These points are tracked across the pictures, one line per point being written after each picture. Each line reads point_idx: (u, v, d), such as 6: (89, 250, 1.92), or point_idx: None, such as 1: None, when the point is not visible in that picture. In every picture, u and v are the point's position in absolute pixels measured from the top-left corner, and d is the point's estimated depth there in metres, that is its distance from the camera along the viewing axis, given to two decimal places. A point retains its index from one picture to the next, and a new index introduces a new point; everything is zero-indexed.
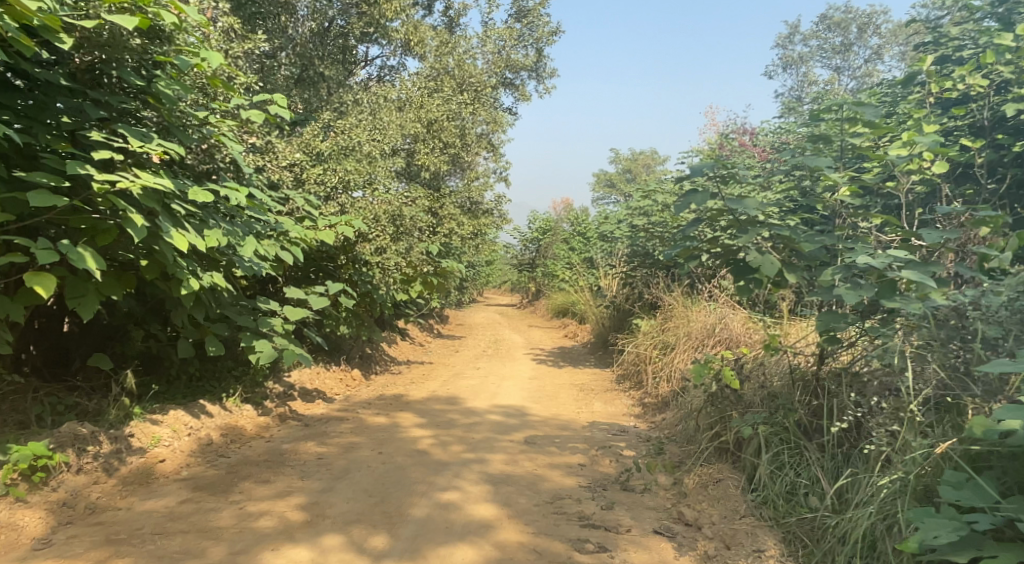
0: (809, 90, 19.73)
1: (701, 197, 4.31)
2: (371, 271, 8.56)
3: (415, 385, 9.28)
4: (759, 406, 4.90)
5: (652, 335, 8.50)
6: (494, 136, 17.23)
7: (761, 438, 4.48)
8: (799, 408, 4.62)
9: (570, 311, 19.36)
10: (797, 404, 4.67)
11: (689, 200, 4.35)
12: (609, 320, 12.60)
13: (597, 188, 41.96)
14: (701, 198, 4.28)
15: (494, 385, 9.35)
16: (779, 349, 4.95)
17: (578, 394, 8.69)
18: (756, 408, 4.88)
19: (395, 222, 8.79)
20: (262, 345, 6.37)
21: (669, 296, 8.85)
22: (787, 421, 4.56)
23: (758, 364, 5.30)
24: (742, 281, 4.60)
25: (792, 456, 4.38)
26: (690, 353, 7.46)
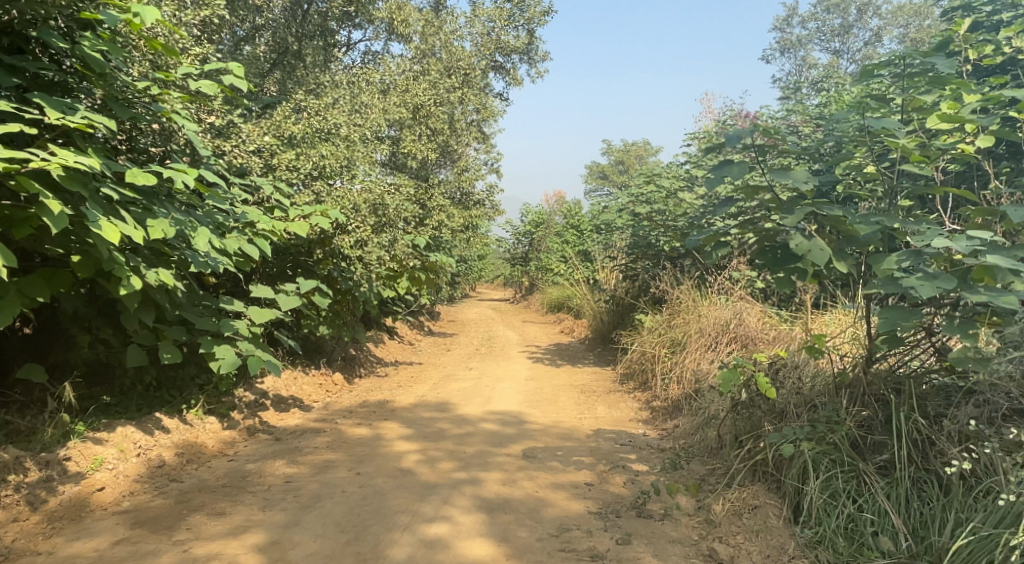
0: (810, 73, 19.02)
1: (738, 167, 3.56)
2: (352, 267, 7.82)
3: (402, 389, 8.56)
4: (797, 418, 4.24)
5: (659, 333, 7.81)
6: (484, 124, 16.49)
7: (809, 459, 3.83)
8: (847, 420, 4.01)
9: (566, 306, 18.65)
10: (845, 415, 4.06)
11: (722, 170, 3.59)
12: (609, 315, 11.90)
13: (590, 180, 41.22)
14: (740, 170, 3.51)
15: (488, 388, 8.63)
16: (819, 351, 4.27)
17: (578, 397, 7.99)
18: (793, 420, 4.22)
19: (379, 212, 8.05)
20: (223, 351, 5.64)
21: (676, 290, 8.16)
22: (836, 437, 3.92)
23: (791, 367, 4.62)
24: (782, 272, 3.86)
25: (849, 482, 3.75)
26: (703, 353, 6.77)
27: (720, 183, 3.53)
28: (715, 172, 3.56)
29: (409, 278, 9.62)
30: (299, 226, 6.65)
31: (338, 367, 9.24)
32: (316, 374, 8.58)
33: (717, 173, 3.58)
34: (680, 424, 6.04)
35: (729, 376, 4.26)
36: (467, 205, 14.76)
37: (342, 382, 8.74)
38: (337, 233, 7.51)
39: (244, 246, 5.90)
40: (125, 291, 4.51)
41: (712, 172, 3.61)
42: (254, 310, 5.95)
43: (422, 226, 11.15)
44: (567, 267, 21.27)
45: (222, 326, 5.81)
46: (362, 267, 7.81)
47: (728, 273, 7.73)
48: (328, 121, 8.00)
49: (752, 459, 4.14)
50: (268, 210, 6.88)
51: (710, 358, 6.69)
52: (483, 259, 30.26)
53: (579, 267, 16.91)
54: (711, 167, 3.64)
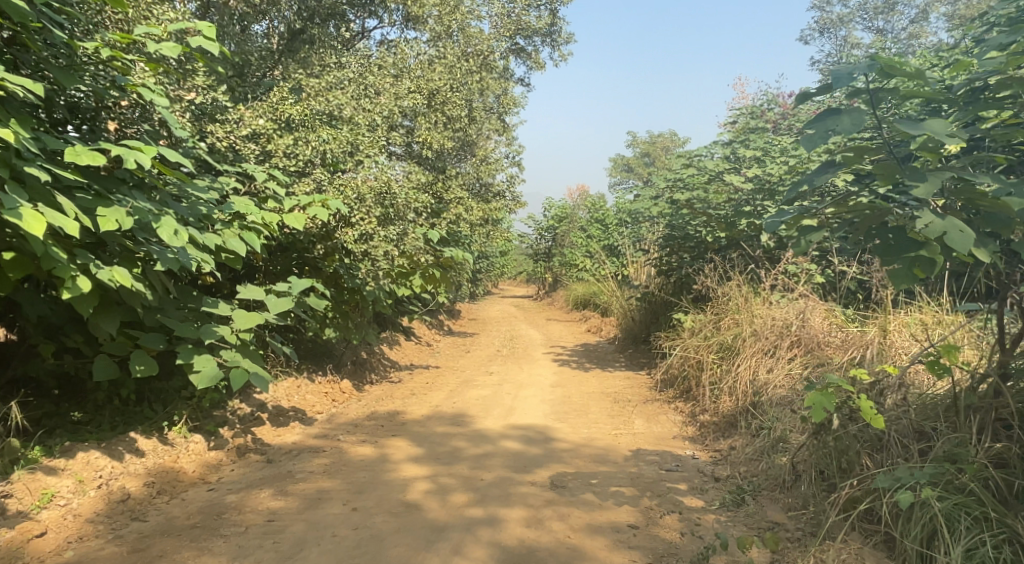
0: (850, 54, 17.96)
1: (848, 117, 2.70)
2: (358, 264, 7.00)
3: (415, 398, 7.75)
4: (914, 461, 3.41)
5: (705, 335, 6.97)
6: (505, 112, 15.64)
7: (942, 514, 3.00)
8: (985, 461, 3.22)
9: (593, 303, 17.73)
10: (980, 453, 3.27)
11: (826, 121, 2.73)
12: (642, 314, 11.03)
13: (614, 173, 40.16)
14: (855, 118, 2.66)
15: (510, 397, 7.80)
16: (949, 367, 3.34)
17: (612, 408, 7.12)
18: (910, 463, 3.41)
19: (390, 203, 7.20)
20: (201, 362, 4.84)
21: (722, 288, 7.26)
22: (974, 485, 3.12)
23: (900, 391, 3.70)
24: (896, 264, 2.97)
25: (1000, 549, 2.90)
26: (761, 361, 5.95)
27: (824, 138, 2.68)
28: (816, 124, 2.70)
29: (423, 275, 8.81)
30: (296, 218, 5.88)
31: (347, 374, 8.47)
32: (324, 382, 7.83)
33: (819, 125, 2.71)
34: (737, 446, 5.15)
35: (820, 396, 3.34)
36: (487, 198, 13.95)
37: (352, 390, 7.97)
38: (341, 225, 6.71)
39: (228, 240, 5.13)
40: (68, 295, 3.75)
41: (811, 124, 2.75)
42: (240, 313, 5.13)
43: (437, 221, 10.36)
44: (592, 262, 20.37)
45: (203, 332, 5.02)
46: (370, 264, 6.98)
47: (783, 269, 6.93)
48: (331, 102, 7.20)
49: (857, 510, 3.36)
50: (260, 200, 6.07)
51: (769, 367, 5.87)
52: (505, 255, 29.43)
53: (606, 262, 16.02)
54: (810, 117, 2.78)
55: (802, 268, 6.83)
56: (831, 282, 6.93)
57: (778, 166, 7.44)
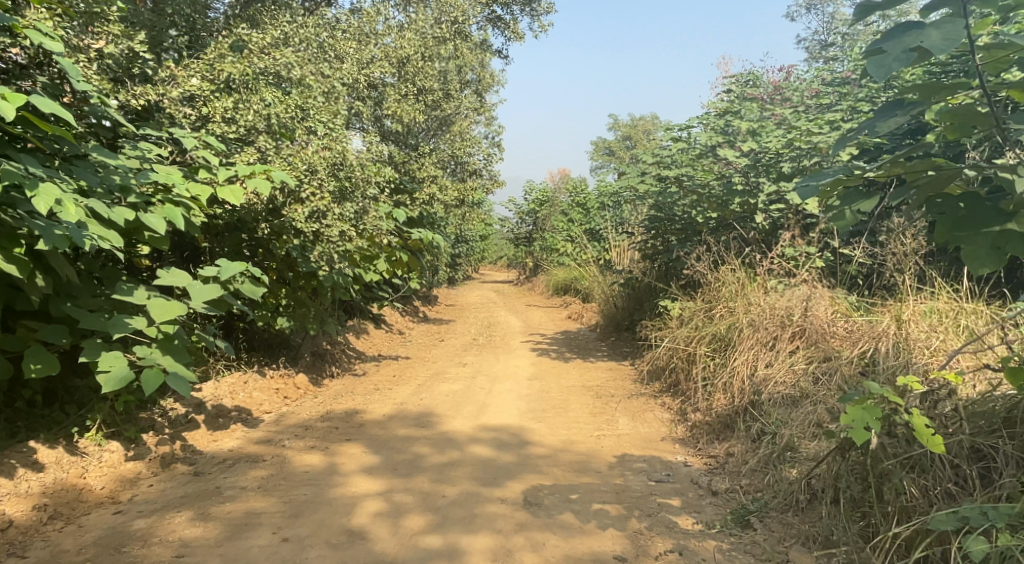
0: (838, 29, 17.33)
1: (935, 31, 2.15)
2: (310, 244, 6.21)
3: (378, 394, 7.03)
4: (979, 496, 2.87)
5: (696, 326, 6.31)
6: (482, 87, 14.83)
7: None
8: None
9: (574, 289, 17.06)
10: None
11: (903, 37, 2.19)
12: (626, 301, 10.37)
13: (596, 156, 39.39)
14: (946, 33, 2.12)
15: (483, 392, 7.11)
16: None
17: (594, 405, 6.45)
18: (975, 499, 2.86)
19: (346, 176, 6.43)
20: (110, 360, 4.10)
21: (713, 273, 6.60)
22: None
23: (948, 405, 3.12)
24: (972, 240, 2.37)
25: None
26: (758, 355, 5.28)
27: (902, 60, 2.14)
28: (893, 41, 2.16)
29: (387, 258, 8.02)
30: (232, 191, 5.21)
31: (303, 368, 7.70)
32: (276, 377, 7.08)
33: (895, 42, 2.17)
34: (737, 453, 4.48)
35: (858, 409, 2.73)
36: (462, 177, 13.21)
37: (307, 385, 7.22)
38: (290, 201, 5.94)
39: (145, 215, 4.40)
40: None
41: (885, 41, 2.20)
42: (157, 301, 4.38)
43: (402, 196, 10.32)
44: (574, 246, 19.68)
45: (111, 325, 4.26)
46: (323, 246, 6.20)
47: (780, 251, 6.27)
48: (278, 61, 6.41)
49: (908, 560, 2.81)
50: (191, 170, 5.30)
51: (769, 361, 5.21)
52: (485, 239, 28.69)
53: (588, 245, 15.34)
54: (884, 32, 2.22)
55: (802, 250, 6.18)
56: (834, 265, 6.28)
57: (776, 138, 6.77)
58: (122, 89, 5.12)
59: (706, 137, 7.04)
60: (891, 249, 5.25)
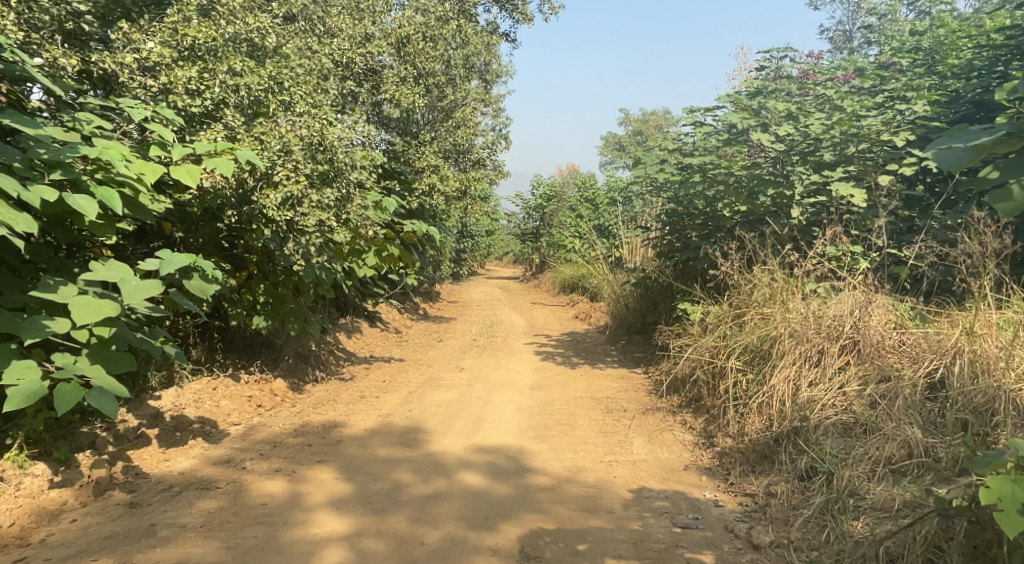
0: (862, 17, 16.49)
1: None
2: (284, 234, 5.41)
3: (364, 405, 6.29)
4: None
5: (726, 336, 5.55)
6: (489, 73, 14.09)
7: None
8: None
9: (582, 288, 16.30)
10: None
11: None
12: (640, 302, 9.61)
13: (605, 151, 38.57)
14: None
15: (481, 404, 6.37)
16: None
17: (605, 422, 5.70)
18: None
19: (329, 158, 5.64)
20: (20, 371, 3.40)
21: (741, 275, 5.85)
22: None
23: None
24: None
25: None
26: (802, 373, 4.52)
27: None
28: None
29: (378, 253, 7.20)
30: (188, 170, 4.48)
31: (284, 373, 6.97)
32: (251, 382, 6.36)
33: None
34: (780, 493, 3.73)
35: (1009, 480, 2.35)
36: (466, 167, 12.48)
37: (286, 391, 6.48)
38: (261, 184, 5.16)
39: (72, 196, 3.74)
40: None
41: None
42: (83, 299, 3.66)
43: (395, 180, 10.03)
44: (582, 243, 18.92)
45: (24, 328, 3.56)
46: (299, 237, 5.38)
47: (821, 251, 5.52)
48: (251, 26, 5.67)
49: None
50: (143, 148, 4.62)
51: (814, 380, 4.45)
52: (491, 234, 27.98)
53: (597, 242, 14.56)
54: None
55: (846, 249, 5.41)
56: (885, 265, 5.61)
57: (816, 123, 5.98)
58: (59, 53, 4.43)
59: (737, 119, 6.25)
60: (961, 250, 4.50)
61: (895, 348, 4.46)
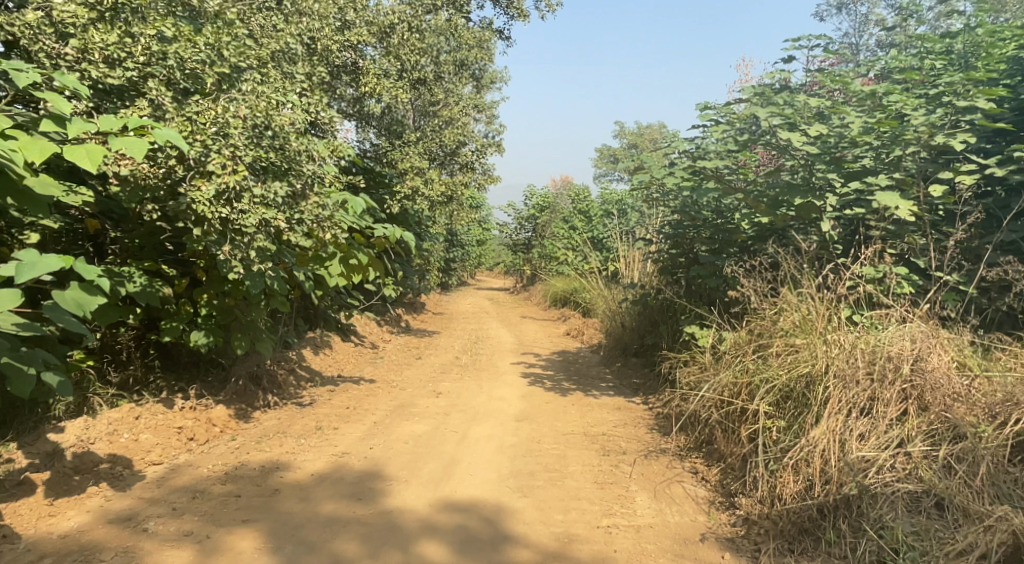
0: (869, 30, 15.88)
1: None
2: (218, 236, 4.42)
3: (318, 439, 5.36)
4: None
5: (742, 366, 4.65)
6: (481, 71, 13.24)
7: None
8: None
9: (574, 303, 15.42)
10: None
11: None
12: (639, 322, 8.74)
13: (600, 163, 37.88)
14: None
15: (455, 440, 5.45)
16: None
17: (600, 469, 4.80)
18: None
19: (279, 146, 4.69)
20: None
21: (763, 299, 4.99)
22: None
23: None
24: None
25: None
26: (849, 423, 3.64)
27: None
28: None
29: (344, 261, 6.16)
30: (88, 151, 3.57)
31: (230, 397, 6.03)
32: (186, 410, 5.42)
33: None
34: None
35: None
36: (453, 171, 11.56)
37: (227, 420, 5.54)
38: (192, 173, 4.25)
39: None
40: None
41: None
42: None
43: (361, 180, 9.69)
44: (576, 256, 18.07)
45: None
46: (235, 237, 4.37)
47: (859, 272, 4.71)
48: None
49: None
50: (36, 123, 3.72)
51: (864, 433, 3.59)
52: (481, 244, 27.07)
53: (592, 255, 13.68)
54: None
55: (887, 270, 4.73)
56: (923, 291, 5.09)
57: (854, 122, 5.13)
58: None
59: (766, 113, 5.40)
60: None
61: (966, 396, 3.58)
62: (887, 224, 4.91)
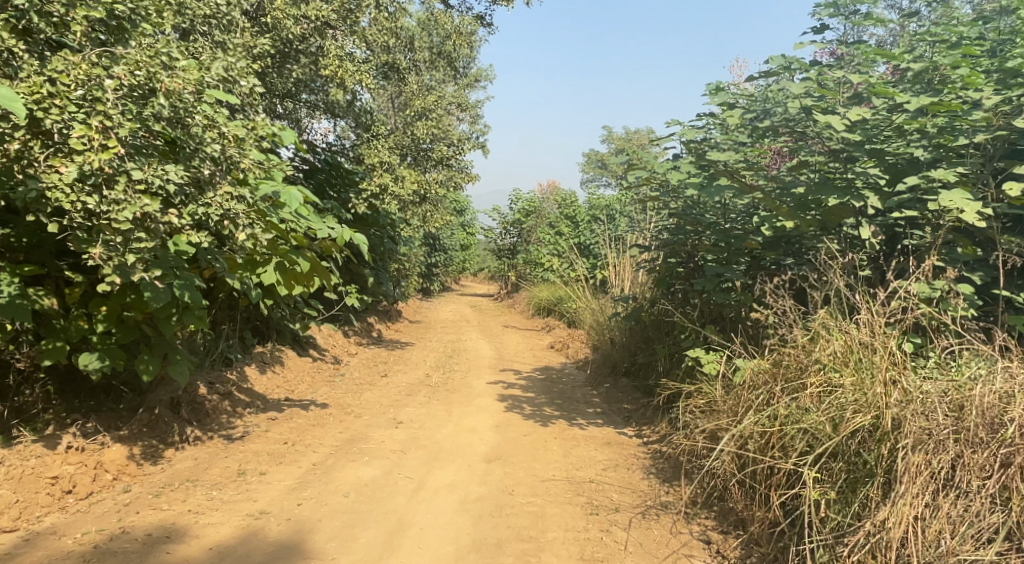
0: None
1: None
2: (89, 236, 3.36)
3: (235, 490, 4.29)
4: None
5: (768, 407, 3.66)
6: (460, 61, 12.15)
7: None
8: None
9: (560, 312, 14.39)
10: None
11: None
12: (632, 338, 7.73)
13: (588, 168, 36.96)
14: None
15: (407, 491, 4.41)
16: None
17: (587, 536, 3.79)
18: None
19: (179, 118, 3.57)
20: None
21: (791, 324, 3.99)
22: None
23: None
24: None
25: None
26: (931, 501, 2.72)
27: None
28: None
29: (279, 267, 5.07)
30: None
31: (137, 431, 4.96)
32: (71, 452, 4.35)
33: None
34: None
35: None
36: (424, 167, 10.25)
37: (124, 465, 4.47)
38: (52, 151, 3.20)
39: None
40: None
41: None
42: None
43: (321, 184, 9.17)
44: (562, 262, 17.05)
45: None
46: (106, 236, 3.28)
47: (913, 289, 3.74)
48: None
49: None
50: None
51: (954, 516, 2.67)
52: (465, 248, 26.02)
53: (579, 261, 12.64)
54: None
55: (947, 287, 3.77)
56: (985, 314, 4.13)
57: (905, 100, 4.14)
58: None
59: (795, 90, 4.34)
60: None
61: None
62: (945, 230, 3.96)
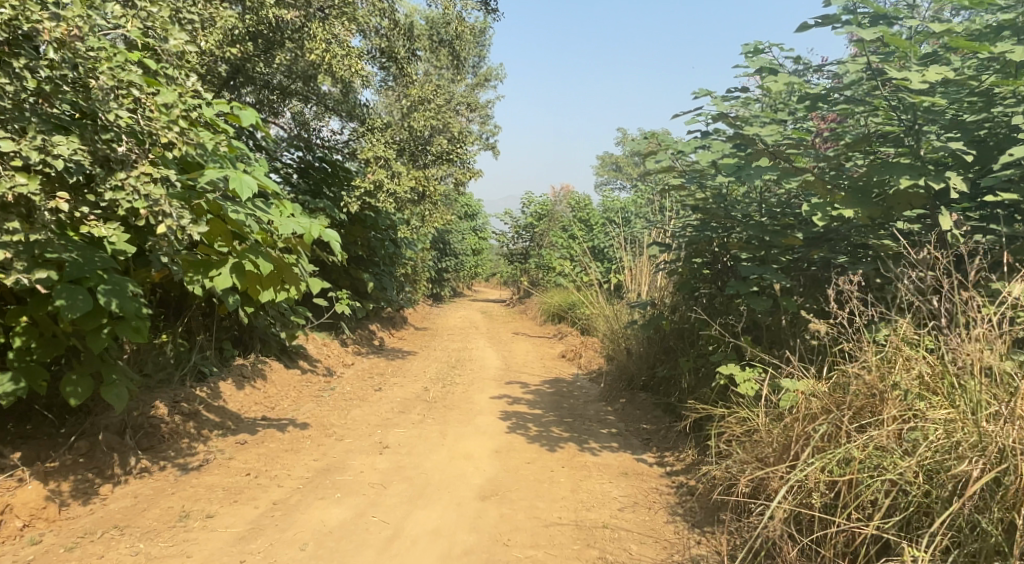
0: None
1: None
2: None
3: (168, 540, 3.52)
4: None
5: (835, 448, 2.83)
6: (467, 51, 11.31)
7: None
8: None
9: (573, 319, 13.51)
10: None
11: None
12: (652, 349, 6.87)
13: (603, 170, 36.02)
14: None
15: (378, 541, 3.61)
16: None
17: None
18: None
19: (75, 79, 2.83)
20: None
21: (860, 338, 3.14)
22: None
23: None
24: None
25: None
26: None
27: None
28: None
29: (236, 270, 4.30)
30: None
31: (70, 463, 4.21)
32: None
33: None
34: None
35: None
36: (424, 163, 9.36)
37: (42, 508, 3.71)
38: None
39: None
40: None
41: None
42: None
43: (312, 181, 8.43)
44: (575, 266, 16.17)
45: None
46: None
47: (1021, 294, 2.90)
48: None
49: None
50: None
51: None
52: (476, 252, 25.21)
53: (593, 265, 11.76)
54: None
55: None
56: None
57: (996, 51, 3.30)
58: None
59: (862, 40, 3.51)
60: None
61: None
62: None
